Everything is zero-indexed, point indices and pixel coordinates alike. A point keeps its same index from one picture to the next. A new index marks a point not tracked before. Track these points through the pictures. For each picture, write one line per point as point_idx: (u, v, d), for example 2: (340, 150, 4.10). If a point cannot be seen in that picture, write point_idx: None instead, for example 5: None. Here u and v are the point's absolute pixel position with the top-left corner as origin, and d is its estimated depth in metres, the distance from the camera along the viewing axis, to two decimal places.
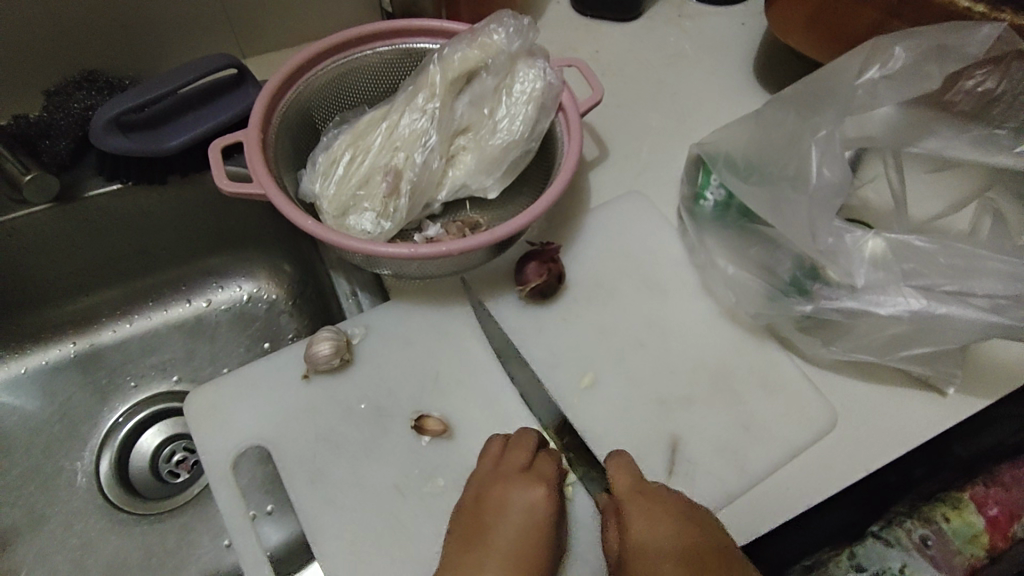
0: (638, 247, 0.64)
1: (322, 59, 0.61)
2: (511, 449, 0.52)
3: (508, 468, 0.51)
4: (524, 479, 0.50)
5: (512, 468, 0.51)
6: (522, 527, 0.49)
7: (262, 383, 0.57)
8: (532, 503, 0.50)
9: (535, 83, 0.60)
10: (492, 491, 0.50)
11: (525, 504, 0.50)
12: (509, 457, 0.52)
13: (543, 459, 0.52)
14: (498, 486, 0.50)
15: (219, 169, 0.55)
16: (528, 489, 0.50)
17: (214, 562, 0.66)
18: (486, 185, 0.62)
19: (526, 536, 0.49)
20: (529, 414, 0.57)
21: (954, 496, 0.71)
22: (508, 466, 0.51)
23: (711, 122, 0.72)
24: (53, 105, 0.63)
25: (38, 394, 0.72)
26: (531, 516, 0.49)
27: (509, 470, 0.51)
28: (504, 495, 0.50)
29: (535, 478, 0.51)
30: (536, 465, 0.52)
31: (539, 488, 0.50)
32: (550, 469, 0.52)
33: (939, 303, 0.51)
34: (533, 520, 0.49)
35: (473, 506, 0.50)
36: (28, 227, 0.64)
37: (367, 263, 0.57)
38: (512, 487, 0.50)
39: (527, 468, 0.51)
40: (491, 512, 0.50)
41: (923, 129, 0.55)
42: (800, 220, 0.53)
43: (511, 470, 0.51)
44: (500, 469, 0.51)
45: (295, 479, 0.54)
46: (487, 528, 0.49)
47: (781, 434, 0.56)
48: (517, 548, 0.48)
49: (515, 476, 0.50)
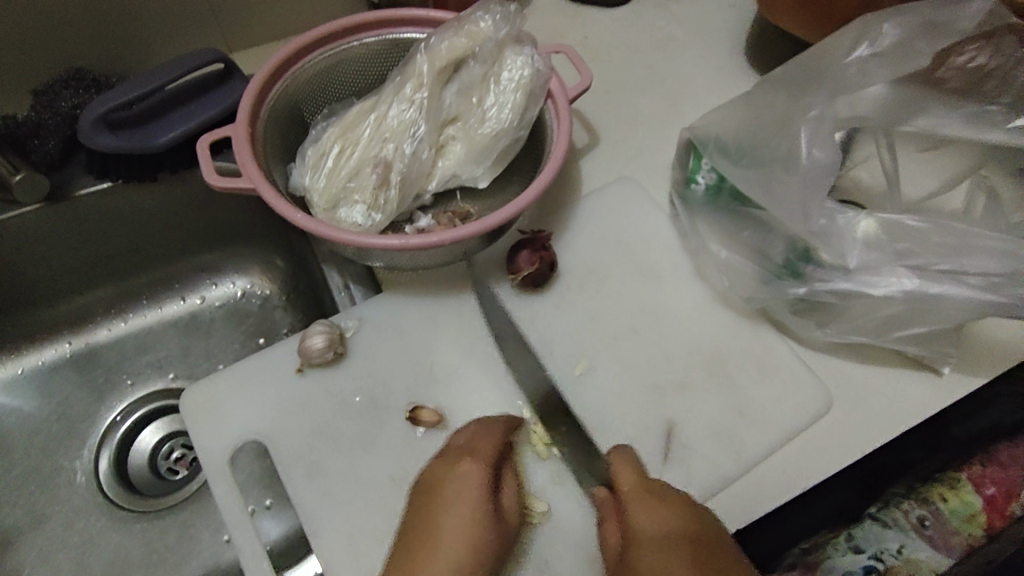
0: (631, 234, 0.64)
1: (309, 52, 0.61)
2: (456, 432, 0.52)
3: (447, 448, 0.51)
4: (451, 455, 0.50)
5: (448, 448, 0.51)
6: (459, 501, 0.47)
7: (256, 377, 0.57)
8: (466, 478, 0.48)
9: (523, 70, 0.60)
10: (433, 475, 0.49)
11: (458, 479, 0.48)
12: (451, 441, 0.52)
13: (482, 434, 0.51)
14: (434, 466, 0.50)
15: (207, 165, 0.54)
16: (457, 463, 0.49)
17: (214, 557, 0.67)
18: (476, 174, 0.61)
19: (459, 508, 0.47)
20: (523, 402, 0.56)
21: (950, 476, 0.71)
22: (448, 449, 0.51)
23: (702, 106, 0.71)
24: (41, 105, 0.63)
25: (36, 394, 0.72)
26: (462, 488, 0.48)
27: (447, 451, 0.51)
28: (438, 474, 0.49)
29: (466, 451, 0.50)
30: (475, 441, 0.51)
31: (472, 461, 0.49)
32: (486, 443, 0.50)
33: (932, 282, 0.51)
34: (467, 492, 0.47)
35: (418, 492, 0.50)
36: (20, 227, 0.64)
37: (358, 255, 0.57)
38: (443, 466, 0.49)
39: (465, 445, 0.51)
40: (430, 493, 0.48)
41: (915, 106, 0.54)
42: (792, 202, 0.53)
43: (451, 450, 0.51)
44: (445, 451, 0.51)
45: (291, 473, 0.54)
46: (424, 508, 0.48)
47: (776, 416, 0.56)
48: (455, 524, 0.46)
49: (447, 455, 0.50)
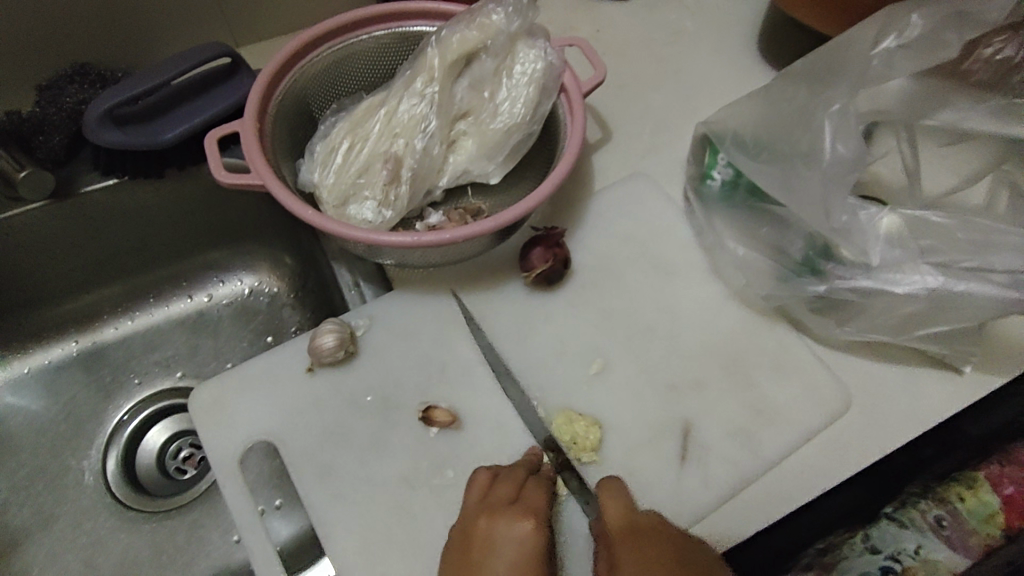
0: (645, 230, 0.63)
1: (318, 46, 0.60)
2: (504, 476, 0.50)
3: (496, 499, 0.47)
4: (510, 510, 0.46)
5: (500, 500, 0.47)
6: (515, 564, 0.43)
7: (266, 376, 0.56)
8: (523, 538, 0.44)
9: (536, 63, 0.58)
10: (481, 529, 0.45)
11: (514, 538, 0.44)
12: (497, 490, 0.48)
13: (533, 489, 0.49)
14: (485, 520, 0.46)
15: (215, 161, 0.54)
16: (517, 522, 0.45)
17: (224, 557, 0.66)
18: (488, 170, 0.60)
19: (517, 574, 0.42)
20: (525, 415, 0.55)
21: (969, 475, 0.70)
22: (497, 497, 0.48)
23: (717, 100, 0.70)
24: (45, 100, 0.62)
25: (43, 392, 0.72)
26: (524, 550, 0.44)
27: (498, 503, 0.47)
28: (490, 529, 0.45)
29: (526, 511, 0.46)
30: (525, 496, 0.48)
31: (532, 522, 0.45)
32: (540, 501, 0.48)
33: (957, 280, 0.49)
34: (525, 555, 0.43)
35: (462, 543, 0.46)
36: (26, 225, 0.63)
37: (369, 253, 0.56)
38: (499, 520, 0.45)
39: (516, 500, 0.48)
40: (479, 546, 0.44)
41: (939, 99, 0.53)
42: (813, 197, 0.52)
43: (501, 503, 0.47)
44: (489, 499, 0.48)
45: (303, 473, 0.53)
46: (474, 566, 0.43)
47: (795, 416, 0.55)
48: None
49: (500, 509, 0.46)
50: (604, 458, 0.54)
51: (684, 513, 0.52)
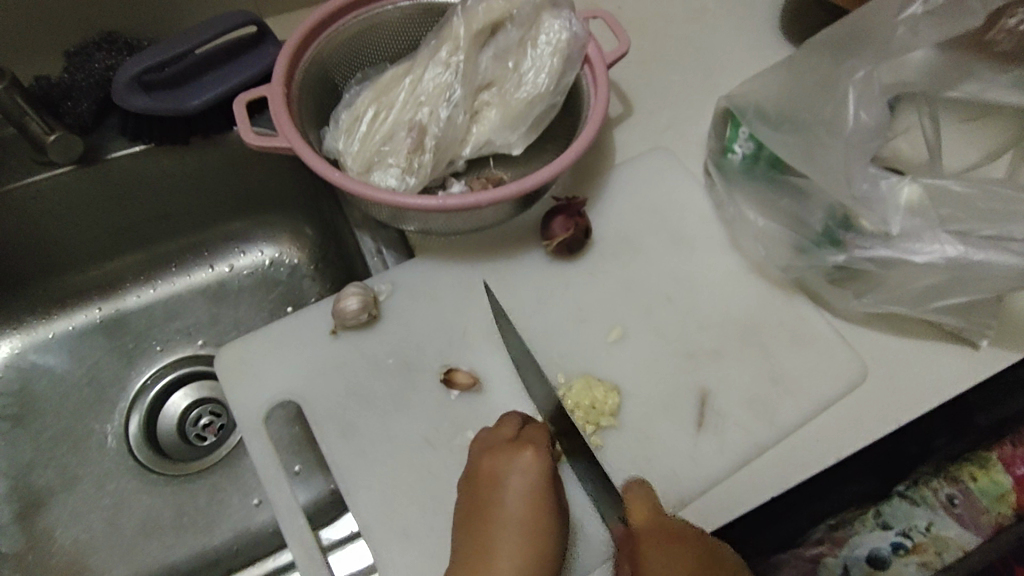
0: (663, 203, 0.64)
1: (344, 15, 0.61)
2: (501, 423, 0.52)
3: (496, 441, 0.50)
4: (510, 447, 0.49)
5: (499, 441, 0.50)
6: (522, 494, 0.47)
7: (291, 339, 0.57)
8: (527, 468, 0.48)
9: (561, 34, 0.59)
10: (485, 468, 0.49)
11: (518, 469, 0.48)
12: (497, 431, 0.51)
13: (532, 427, 0.51)
14: (488, 458, 0.49)
15: (244, 124, 0.55)
16: (518, 455, 0.48)
17: (244, 520, 0.67)
18: (510, 141, 0.61)
19: (529, 501, 0.47)
20: (527, 397, 0.55)
21: (982, 455, 0.72)
22: (495, 440, 0.50)
23: (736, 77, 0.70)
24: (73, 66, 0.62)
25: (68, 356, 0.73)
26: (531, 477, 0.48)
27: (497, 442, 0.50)
28: (495, 468, 0.49)
29: (524, 443, 0.49)
30: (524, 434, 0.50)
31: (532, 451, 0.49)
32: (540, 434, 0.50)
33: (977, 249, 0.50)
34: (531, 484, 0.48)
35: (470, 484, 0.49)
36: (53, 189, 0.64)
37: (393, 218, 0.57)
38: (500, 458, 0.49)
39: (515, 439, 0.50)
40: (486, 487, 0.48)
41: (964, 70, 0.54)
42: (835, 169, 0.52)
43: (502, 441, 0.50)
44: (490, 443, 0.50)
45: (327, 432, 0.54)
46: (487, 503, 0.48)
47: (812, 386, 0.56)
48: (521, 516, 0.46)
49: (501, 447, 0.50)
50: (623, 423, 0.54)
51: (700, 479, 0.53)
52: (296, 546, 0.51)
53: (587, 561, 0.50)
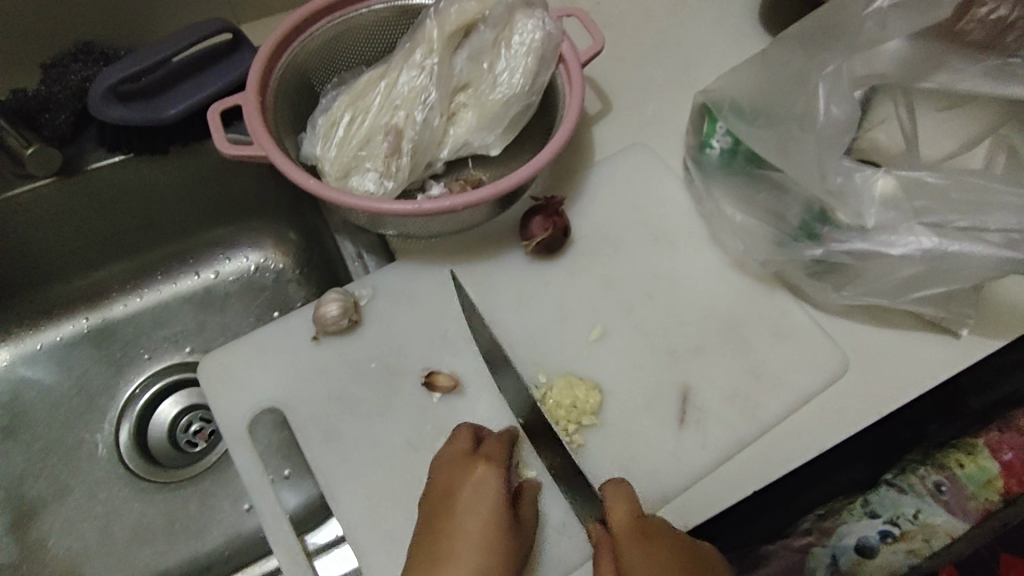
0: (643, 199, 0.64)
1: (317, 20, 0.60)
2: (457, 438, 0.52)
3: (452, 455, 0.50)
4: (465, 460, 0.50)
5: (456, 454, 0.50)
6: (476, 506, 0.47)
7: (274, 345, 0.58)
8: (481, 480, 0.48)
9: (534, 33, 0.59)
10: (441, 482, 0.49)
11: (473, 480, 0.48)
12: (454, 446, 0.51)
13: (489, 439, 0.52)
14: (444, 473, 0.50)
15: (219, 133, 0.55)
16: (471, 470, 0.49)
17: (235, 526, 0.68)
18: (487, 142, 0.61)
19: (484, 514, 0.47)
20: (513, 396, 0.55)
21: (967, 442, 0.68)
22: (453, 453, 0.51)
23: (715, 71, 0.70)
24: (49, 79, 0.63)
25: (57, 367, 0.73)
26: (486, 489, 0.48)
27: (453, 456, 0.50)
28: (451, 481, 0.49)
29: (479, 455, 0.50)
30: (482, 447, 0.51)
31: (486, 463, 0.49)
32: (498, 448, 0.51)
33: (951, 241, 0.50)
34: (485, 495, 0.48)
35: (428, 500, 0.49)
36: (35, 202, 0.64)
37: (371, 223, 0.57)
38: (456, 471, 0.49)
39: (472, 452, 0.51)
40: (442, 500, 0.48)
41: (933, 63, 0.54)
42: (809, 163, 0.53)
43: (459, 456, 0.50)
44: (447, 458, 0.51)
45: (311, 438, 0.54)
46: (443, 516, 0.48)
47: (793, 380, 0.56)
48: (474, 529, 0.46)
49: (457, 460, 0.50)
50: (604, 421, 0.55)
51: (682, 476, 0.53)
52: (282, 552, 0.51)
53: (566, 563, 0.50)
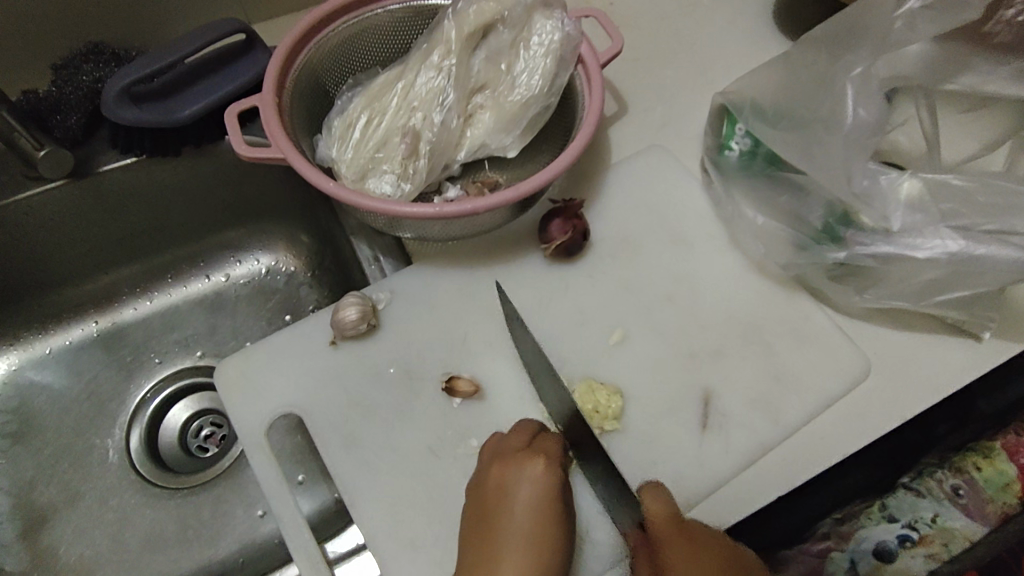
0: (662, 201, 0.63)
1: (333, 20, 0.60)
2: (511, 432, 0.51)
3: (506, 449, 0.50)
4: (521, 456, 0.49)
5: (510, 449, 0.50)
6: (530, 505, 0.48)
7: (291, 349, 0.57)
8: (537, 478, 0.48)
9: (553, 34, 0.58)
10: (494, 477, 0.49)
11: (528, 479, 0.48)
12: (508, 439, 0.51)
13: (544, 436, 0.51)
14: (497, 468, 0.49)
15: (236, 135, 0.54)
16: (526, 467, 0.49)
17: (249, 532, 0.67)
18: (505, 144, 0.60)
19: (537, 513, 0.48)
20: (533, 401, 0.55)
21: (984, 444, 0.71)
22: (506, 448, 0.50)
23: (730, 73, 0.69)
24: (60, 79, 0.62)
25: (66, 371, 0.72)
26: (540, 489, 0.48)
27: (506, 451, 0.50)
28: (504, 478, 0.49)
29: (535, 453, 0.50)
30: (536, 443, 0.50)
31: (542, 463, 0.49)
32: (553, 446, 0.50)
33: (979, 244, 0.50)
34: (539, 495, 0.48)
35: (478, 493, 0.49)
36: (46, 205, 0.63)
37: (389, 225, 0.56)
38: (510, 467, 0.49)
39: (526, 448, 0.50)
40: (494, 496, 0.49)
41: (961, 61, 0.54)
42: (834, 164, 0.52)
43: (512, 451, 0.50)
44: (500, 452, 0.50)
45: (329, 444, 0.54)
46: (495, 514, 0.48)
47: (816, 384, 0.55)
48: (528, 528, 0.47)
49: (512, 456, 0.50)
50: (625, 427, 0.54)
51: (706, 482, 0.52)
52: (302, 560, 0.51)
53: (596, 565, 0.50)
